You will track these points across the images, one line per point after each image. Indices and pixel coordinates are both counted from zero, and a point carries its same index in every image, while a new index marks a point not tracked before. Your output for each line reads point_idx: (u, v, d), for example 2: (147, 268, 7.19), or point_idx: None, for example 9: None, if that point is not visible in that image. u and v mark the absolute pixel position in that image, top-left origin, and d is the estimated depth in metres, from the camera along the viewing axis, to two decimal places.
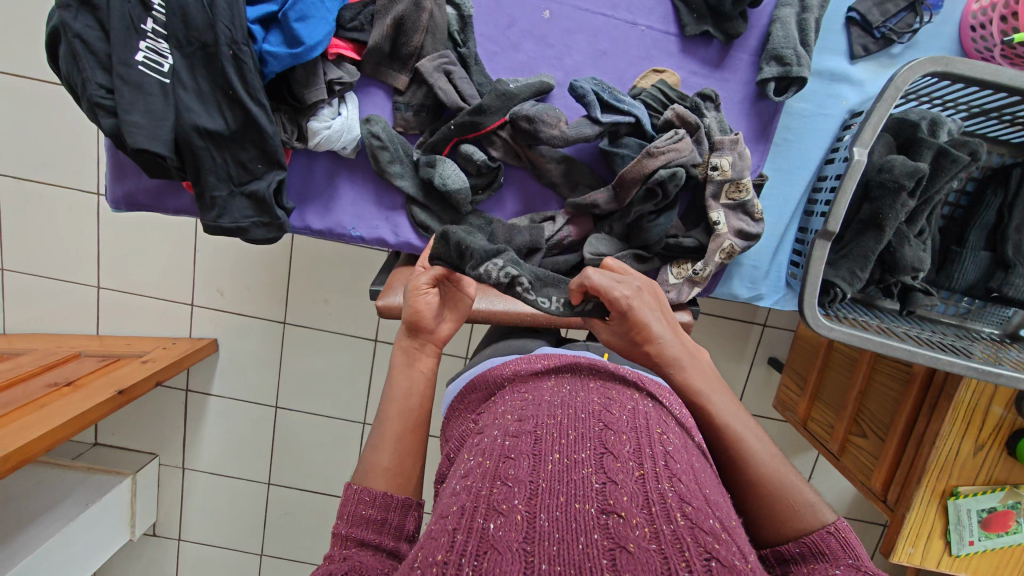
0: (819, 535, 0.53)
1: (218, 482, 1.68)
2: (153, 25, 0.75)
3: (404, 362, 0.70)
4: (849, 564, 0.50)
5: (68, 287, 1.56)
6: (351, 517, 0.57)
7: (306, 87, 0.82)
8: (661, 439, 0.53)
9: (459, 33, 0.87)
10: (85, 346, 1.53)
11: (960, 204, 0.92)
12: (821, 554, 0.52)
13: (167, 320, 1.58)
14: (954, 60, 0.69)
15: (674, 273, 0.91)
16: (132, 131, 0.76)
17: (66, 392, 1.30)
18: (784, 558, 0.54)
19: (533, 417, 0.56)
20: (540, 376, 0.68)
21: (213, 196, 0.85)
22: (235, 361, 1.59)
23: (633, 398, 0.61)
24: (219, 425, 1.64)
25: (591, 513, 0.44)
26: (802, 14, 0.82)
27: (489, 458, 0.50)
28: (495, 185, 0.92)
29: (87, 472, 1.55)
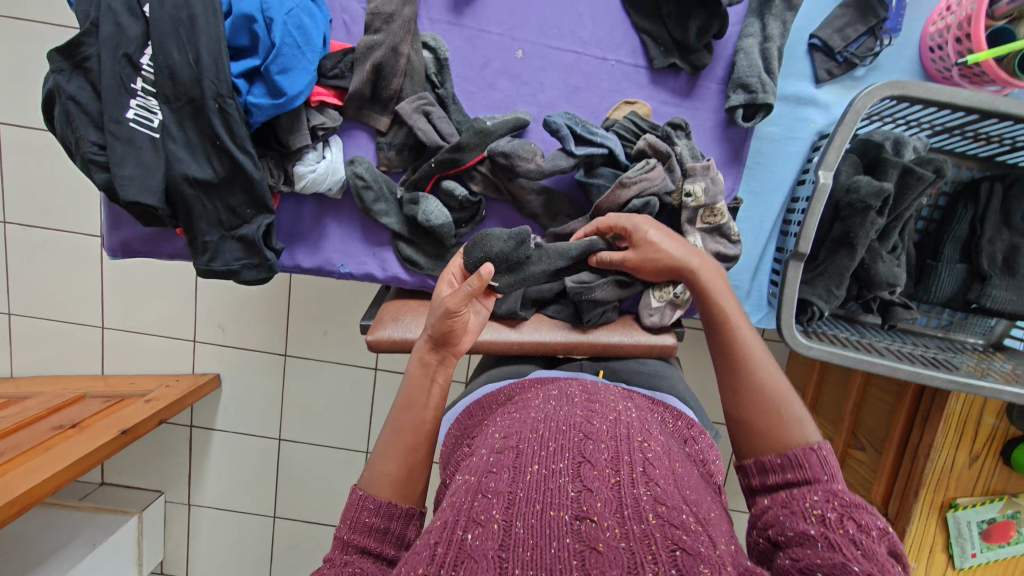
0: (800, 452, 0.56)
1: (223, 516, 1.69)
2: (142, 84, 0.79)
3: (420, 372, 0.72)
4: (827, 490, 0.52)
5: (73, 328, 1.60)
6: (354, 524, 0.59)
7: (290, 133, 0.86)
8: (641, 446, 0.56)
9: (436, 75, 0.90)
10: (90, 387, 1.55)
11: (933, 218, 0.94)
12: (799, 469, 0.55)
13: (169, 358, 1.61)
14: (909, 84, 0.72)
15: (656, 296, 0.93)
16: (125, 184, 0.79)
17: (71, 433, 1.31)
18: (763, 468, 0.58)
19: (517, 433, 0.57)
20: (532, 395, 0.72)
21: (205, 240, 0.90)
22: (238, 394, 1.61)
23: (617, 411, 0.64)
24: (223, 459, 1.65)
25: (565, 519, 0.45)
26: (764, 44, 0.84)
27: (473, 475, 0.51)
28: (477, 219, 0.95)
29: (93, 512, 1.56)
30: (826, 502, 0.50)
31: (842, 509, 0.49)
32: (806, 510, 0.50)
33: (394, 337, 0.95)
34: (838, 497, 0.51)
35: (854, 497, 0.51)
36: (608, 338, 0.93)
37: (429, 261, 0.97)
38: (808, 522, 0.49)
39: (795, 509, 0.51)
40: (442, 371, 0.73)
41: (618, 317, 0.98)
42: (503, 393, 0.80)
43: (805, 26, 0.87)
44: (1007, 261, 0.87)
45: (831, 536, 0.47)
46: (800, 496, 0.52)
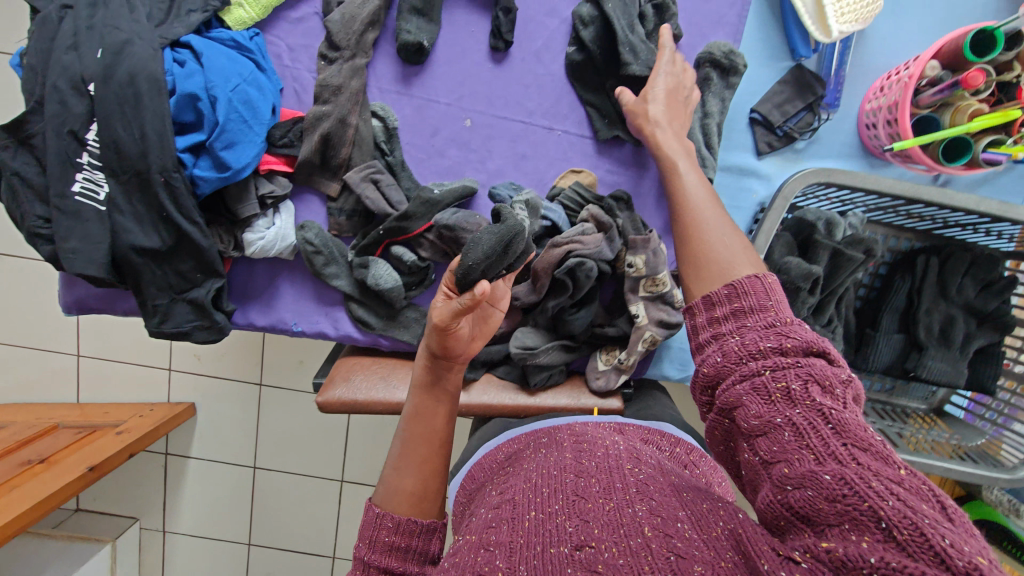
0: (744, 280, 0.55)
1: (198, 543, 1.68)
2: (87, 159, 0.80)
3: (427, 379, 0.73)
4: (778, 342, 0.48)
5: (46, 357, 1.60)
6: (373, 544, 0.60)
7: (238, 202, 0.87)
8: (631, 472, 0.55)
9: (385, 143, 0.92)
10: (64, 418, 1.55)
11: (874, 286, 0.96)
12: (745, 306, 0.53)
13: (142, 388, 1.62)
14: (835, 171, 0.74)
15: (603, 360, 0.96)
16: (71, 257, 0.81)
17: (38, 471, 1.30)
18: (711, 303, 0.56)
19: (510, 488, 0.58)
20: (523, 449, 0.72)
21: (155, 303, 0.90)
22: (211, 426, 1.61)
23: (605, 445, 0.64)
24: (196, 489, 1.65)
25: (565, 552, 0.44)
26: (703, 120, 0.85)
27: (474, 534, 0.52)
28: (426, 282, 0.96)
29: (65, 541, 1.56)
30: (786, 371, 0.45)
31: (805, 377, 0.45)
32: (767, 391, 0.46)
33: (344, 398, 0.95)
34: (789, 347, 0.47)
35: (807, 340, 0.47)
36: (553, 400, 0.94)
37: (380, 321, 0.98)
38: (770, 414, 0.44)
39: (755, 389, 0.46)
40: (451, 379, 0.73)
41: (567, 378, 0.99)
42: (502, 450, 0.77)
43: (747, 100, 0.89)
44: (943, 331, 0.90)
45: (798, 423, 0.42)
46: (757, 364, 0.48)
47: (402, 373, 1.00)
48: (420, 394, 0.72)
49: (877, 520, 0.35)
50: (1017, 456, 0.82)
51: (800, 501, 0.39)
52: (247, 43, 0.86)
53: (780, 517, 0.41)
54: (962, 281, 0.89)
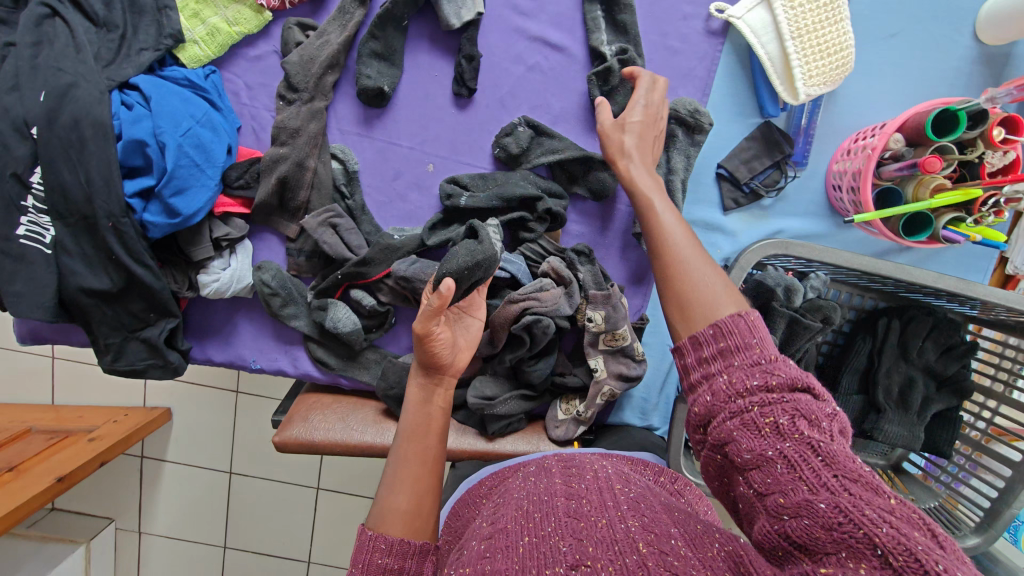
0: (729, 318, 0.49)
1: (173, 545, 1.66)
2: (33, 202, 0.78)
3: (422, 396, 0.72)
4: (765, 376, 0.45)
5: (23, 357, 1.60)
6: (366, 566, 0.56)
7: (192, 245, 0.86)
8: (621, 492, 0.55)
9: (345, 186, 0.89)
10: (37, 419, 1.51)
11: (837, 342, 0.95)
12: (732, 339, 0.48)
13: (119, 391, 1.62)
14: (791, 244, 0.74)
15: (563, 410, 0.95)
16: (15, 301, 0.79)
17: (8, 478, 1.29)
18: (698, 343, 0.50)
19: (502, 516, 0.55)
20: (512, 478, 0.70)
21: (107, 342, 0.88)
22: (185, 432, 1.61)
23: (594, 468, 0.63)
24: (171, 493, 1.64)
25: (561, 571, 0.43)
26: (669, 175, 0.84)
27: (467, 567, 0.47)
28: (387, 325, 0.95)
29: (40, 540, 1.55)
30: (773, 405, 0.43)
31: (793, 410, 0.42)
32: (757, 427, 0.43)
33: (301, 438, 0.92)
34: (774, 377, 0.44)
35: (791, 372, 0.45)
36: (512, 448, 0.92)
37: (339, 362, 0.97)
38: (762, 448, 0.42)
39: (746, 426, 0.43)
40: (441, 394, 0.73)
41: (528, 424, 0.98)
42: (486, 483, 0.75)
43: (713, 155, 0.87)
44: (902, 395, 0.89)
45: (790, 457, 0.40)
46: (745, 401, 0.44)
47: (360, 413, 0.98)
48: (412, 408, 0.71)
49: (873, 547, 0.35)
50: (971, 518, 0.83)
51: (797, 531, 0.39)
52: (202, 82, 0.84)
53: (779, 548, 0.40)
54: (923, 344, 0.89)
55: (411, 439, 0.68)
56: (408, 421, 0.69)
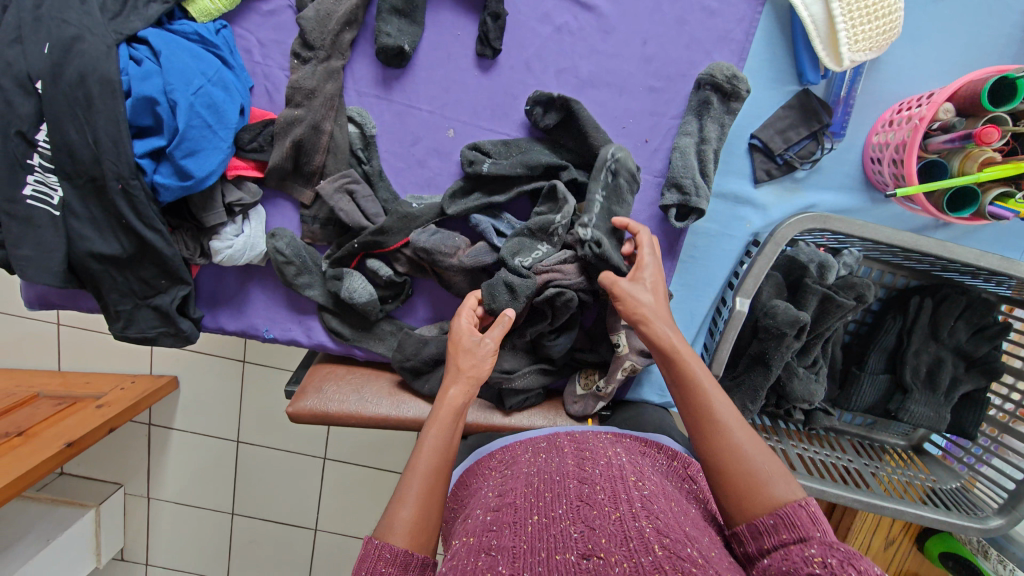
0: (789, 508, 0.53)
1: (182, 512, 1.67)
2: (39, 161, 0.75)
3: (450, 419, 0.69)
4: (823, 543, 0.48)
5: (30, 323, 1.58)
6: (370, 574, 0.54)
7: (204, 210, 0.83)
8: (636, 485, 0.58)
9: (361, 150, 0.86)
10: (44, 386, 1.51)
11: (864, 321, 0.93)
12: (794, 528, 0.51)
13: (127, 359, 1.60)
14: (832, 219, 0.70)
15: (581, 385, 0.94)
16: (23, 264, 0.77)
17: (16, 443, 1.29)
18: (757, 531, 0.54)
19: (511, 489, 0.61)
20: (518, 448, 0.75)
21: (117, 309, 0.85)
22: (195, 400, 1.60)
23: (607, 455, 0.66)
24: (180, 461, 1.64)
25: (571, 560, 0.47)
26: (700, 145, 0.81)
27: (473, 535, 0.54)
28: (403, 295, 0.94)
29: (50, 505, 1.57)
30: (828, 549, 0.47)
31: (845, 555, 0.46)
32: (806, 559, 0.47)
33: (315, 408, 0.91)
34: (835, 548, 0.47)
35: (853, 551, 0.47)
36: (529, 422, 0.91)
37: (353, 332, 0.95)
38: (810, 570, 0.46)
39: (795, 561, 0.48)
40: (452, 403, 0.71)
41: (545, 399, 0.97)
42: (495, 456, 0.75)
43: (746, 125, 0.84)
44: (930, 375, 0.88)
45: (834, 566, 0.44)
46: (798, 551, 0.49)
47: (375, 385, 0.96)
48: (435, 426, 0.68)
49: None
50: (992, 500, 0.81)
51: None
52: (213, 37, 0.80)
53: None
54: (954, 324, 0.87)
55: (434, 459, 0.65)
56: (430, 440, 0.67)
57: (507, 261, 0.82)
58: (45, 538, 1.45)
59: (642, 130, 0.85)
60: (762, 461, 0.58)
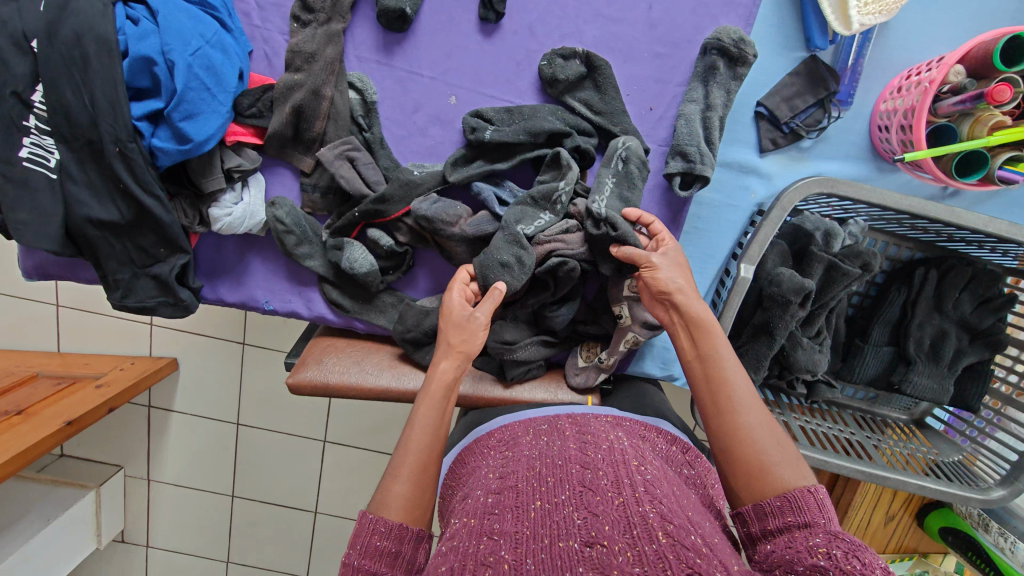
0: (798, 493, 0.54)
1: (182, 493, 1.67)
2: (35, 123, 0.74)
3: (441, 394, 0.70)
4: (829, 533, 0.50)
5: (27, 303, 1.57)
6: (364, 549, 0.57)
7: (202, 176, 0.82)
8: (639, 469, 0.57)
9: (362, 118, 0.86)
10: (43, 366, 1.50)
11: (868, 294, 0.93)
12: (799, 512, 0.53)
13: (127, 340, 1.57)
14: (840, 183, 0.69)
15: (583, 357, 0.93)
16: (19, 229, 0.76)
17: (15, 422, 1.29)
18: (763, 512, 0.56)
19: (512, 472, 0.60)
20: (518, 428, 0.73)
21: (116, 278, 0.85)
22: (195, 382, 1.58)
23: (609, 439, 0.64)
24: (180, 442, 1.64)
25: (574, 547, 0.47)
26: (706, 112, 0.80)
27: (474, 517, 0.54)
28: (404, 266, 0.92)
29: (51, 485, 1.56)
30: (834, 542, 0.48)
31: (850, 547, 0.47)
32: (810, 549, 0.48)
33: (315, 380, 0.90)
34: (840, 538, 0.49)
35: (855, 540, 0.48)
36: (530, 394, 0.90)
37: (354, 304, 0.94)
38: (813, 559, 0.47)
39: (799, 550, 0.49)
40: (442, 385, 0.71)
41: (546, 371, 0.97)
42: (494, 437, 0.74)
43: (752, 93, 0.83)
44: (933, 348, 0.87)
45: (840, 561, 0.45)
46: (802, 539, 0.50)
47: (375, 358, 0.95)
48: (427, 401, 0.69)
49: None
50: (991, 475, 0.81)
51: None
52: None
53: None
54: (959, 296, 0.86)
55: (425, 436, 0.66)
56: (421, 419, 0.68)
57: (509, 228, 0.80)
58: (46, 518, 1.45)
59: (647, 97, 0.84)
60: (773, 444, 0.59)
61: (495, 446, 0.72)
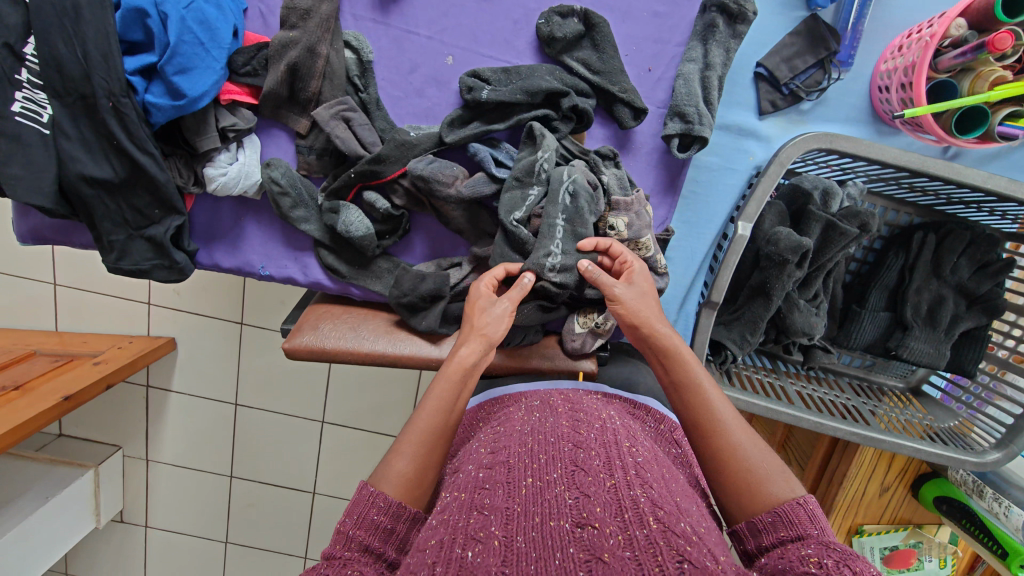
0: (788, 507, 0.54)
1: (182, 472, 1.67)
2: (28, 76, 0.73)
3: (459, 377, 0.71)
4: (820, 543, 0.50)
5: (21, 282, 1.55)
6: (360, 520, 0.56)
7: (197, 134, 0.81)
8: (630, 451, 0.59)
9: (358, 78, 0.85)
10: (41, 344, 1.50)
11: (867, 261, 0.93)
12: (792, 526, 0.53)
13: (123, 319, 1.56)
14: (838, 138, 0.69)
15: (580, 323, 0.92)
16: (12, 184, 0.75)
17: (13, 396, 1.27)
18: (757, 529, 0.55)
19: (505, 448, 0.60)
20: (513, 407, 0.74)
21: (110, 239, 0.84)
22: (193, 361, 1.57)
23: (601, 418, 0.66)
24: (178, 421, 1.63)
25: (566, 527, 0.46)
26: (705, 71, 0.80)
27: (465, 491, 0.53)
28: (400, 231, 0.92)
29: (49, 463, 1.56)
30: (824, 551, 0.47)
31: (841, 556, 0.47)
32: (802, 558, 0.48)
33: (311, 345, 0.89)
34: (833, 549, 0.49)
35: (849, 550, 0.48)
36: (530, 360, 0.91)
37: (350, 269, 0.93)
38: (805, 568, 0.46)
39: (792, 560, 0.49)
40: (456, 369, 0.71)
41: (544, 338, 0.96)
42: (483, 409, 0.80)
43: (752, 53, 0.82)
44: (931, 313, 0.86)
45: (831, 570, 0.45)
46: (794, 551, 0.50)
47: (372, 323, 0.94)
48: (443, 383, 0.69)
49: None
50: (986, 440, 0.81)
51: None
52: None
53: None
54: (958, 261, 0.86)
55: (436, 416, 0.66)
56: (436, 397, 0.68)
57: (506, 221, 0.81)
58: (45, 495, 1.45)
59: (645, 57, 0.84)
60: (761, 459, 0.60)
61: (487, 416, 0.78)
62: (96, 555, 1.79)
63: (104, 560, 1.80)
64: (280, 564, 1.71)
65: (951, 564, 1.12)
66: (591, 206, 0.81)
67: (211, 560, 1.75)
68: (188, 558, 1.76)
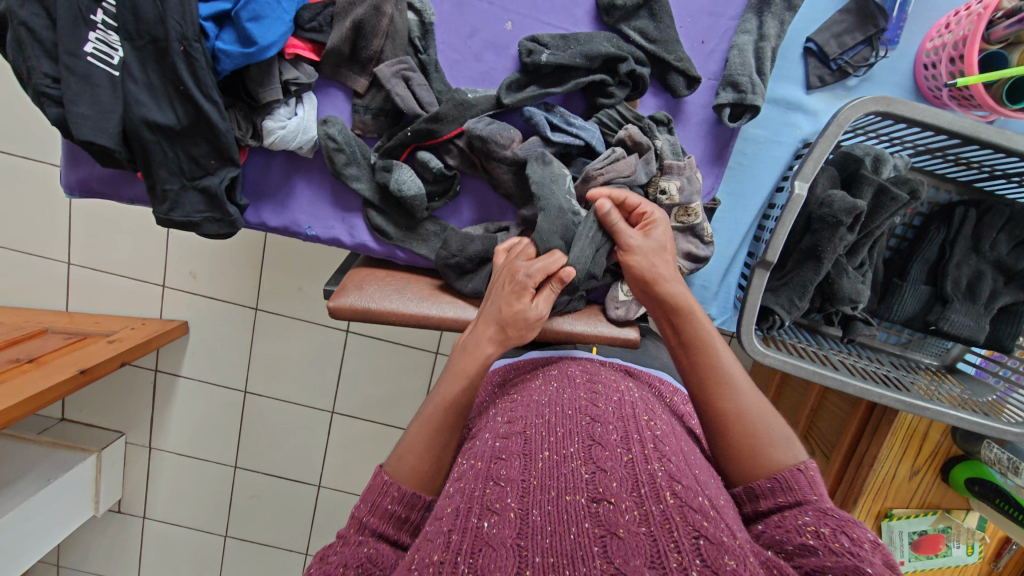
0: (788, 473, 0.55)
1: (187, 459, 1.65)
2: (103, 17, 0.75)
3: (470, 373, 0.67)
4: (819, 509, 0.51)
5: (35, 259, 1.51)
6: (375, 507, 0.56)
7: (260, 85, 0.82)
8: (649, 425, 0.58)
9: (419, 39, 0.87)
10: (53, 322, 1.47)
11: (906, 237, 0.96)
12: (789, 492, 0.53)
13: (140, 298, 1.54)
14: (895, 101, 0.71)
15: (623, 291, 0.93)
16: (77, 122, 0.75)
17: (29, 367, 1.24)
18: (754, 494, 0.56)
19: (523, 418, 0.59)
20: (532, 376, 0.73)
21: (164, 189, 0.84)
22: (206, 342, 1.55)
23: (620, 390, 0.66)
24: (188, 405, 1.61)
25: (582, 502, 0.46)
26: (759, 43, 0.83)
27: (482, 460, 0.53)
28: (451, 193, 0.93)
29: (51, 446, 1.51)
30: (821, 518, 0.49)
31: (838, 525, 0.48)
32: (799, 527, 0.49)
33: (356, 305, 0.87)
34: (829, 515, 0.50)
35: (847, 518, 0.49)
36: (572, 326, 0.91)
37: (397, 231, 0.94)
38: (803, 539, 0.48)
39: (788, 529, 0.50)
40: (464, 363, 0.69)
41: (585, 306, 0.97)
42: (501, 375, 0.79)
43: (802, 28, 0.86)
44: (970, 287, 0.89)
45: (823, 538, 0.47)
46: (791, 518, 0.51)
47: (415, 287, 0.94)
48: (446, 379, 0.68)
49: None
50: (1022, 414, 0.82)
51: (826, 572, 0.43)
52: None
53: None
54: (996, 237, 0.88)
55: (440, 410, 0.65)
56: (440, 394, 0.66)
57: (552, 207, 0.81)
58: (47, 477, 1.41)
59: (699, 30, 0.87)
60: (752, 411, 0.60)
61: (503, 385, 0.77)
62: (90, 546, 1.74)
63: (99, 551, 1.74)
64: (280, 560, 1.67)
65: (978, 551, 1.13)
66: (644, 166, 0.83)
67: (210, 554, 1.71)
68: (187, 550, 1.72)
